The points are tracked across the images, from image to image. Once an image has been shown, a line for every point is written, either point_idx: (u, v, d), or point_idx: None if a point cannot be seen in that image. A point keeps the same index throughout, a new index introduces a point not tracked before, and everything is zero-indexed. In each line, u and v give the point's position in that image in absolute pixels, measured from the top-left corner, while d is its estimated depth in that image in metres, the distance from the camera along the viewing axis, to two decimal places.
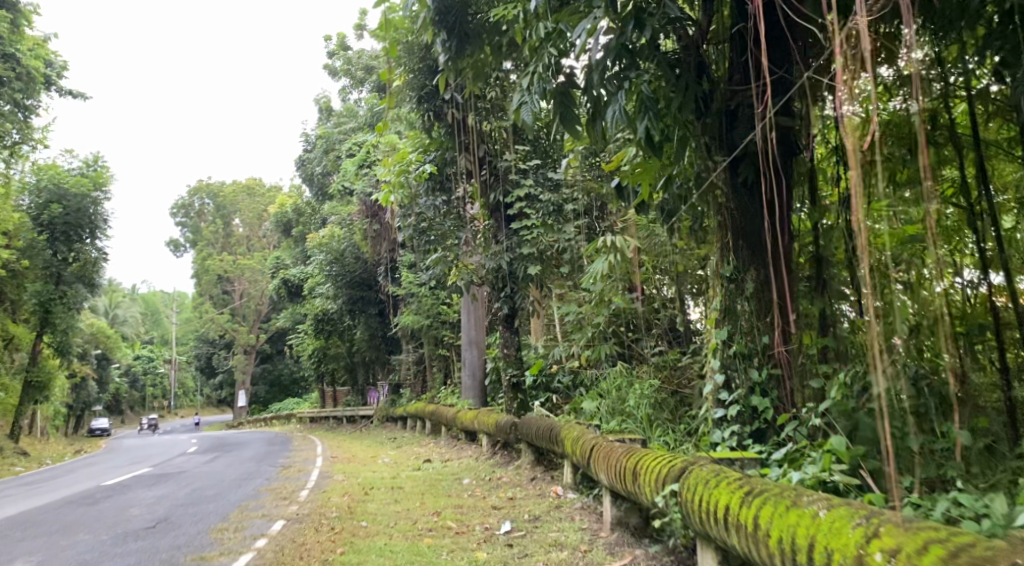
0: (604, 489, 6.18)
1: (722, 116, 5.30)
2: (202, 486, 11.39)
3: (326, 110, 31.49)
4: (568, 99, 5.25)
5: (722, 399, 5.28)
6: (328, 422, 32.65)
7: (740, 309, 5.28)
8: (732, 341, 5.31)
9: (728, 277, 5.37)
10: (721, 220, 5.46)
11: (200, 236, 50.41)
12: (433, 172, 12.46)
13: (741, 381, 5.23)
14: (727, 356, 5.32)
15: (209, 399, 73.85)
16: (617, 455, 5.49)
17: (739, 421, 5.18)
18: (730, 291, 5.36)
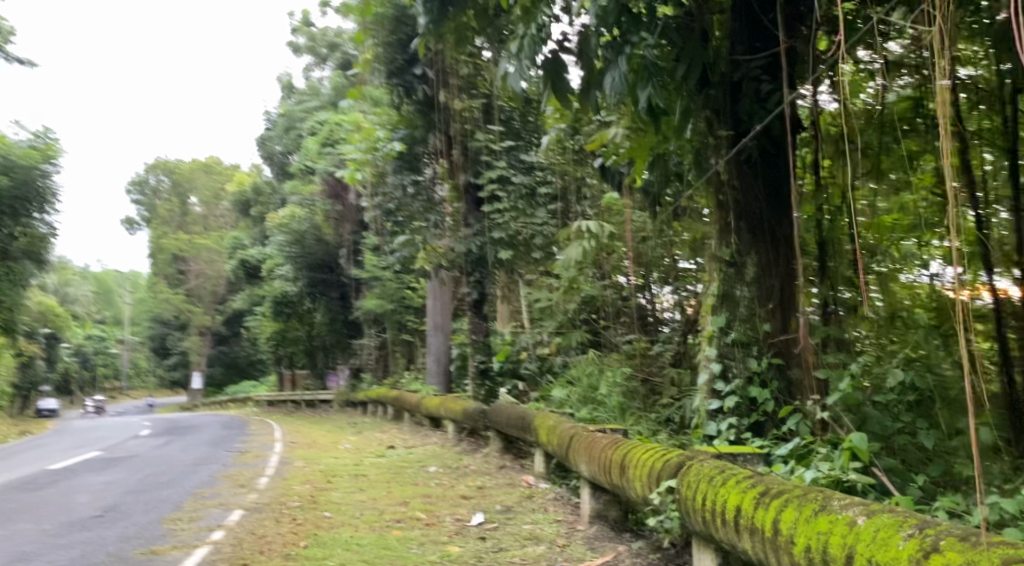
0: (582, 481, 5.90)
1: (726, 90, 5.49)
2: (153, 472, 10.89)
3: (288, 87, 30.76)
4: (557, 68, 4.98)
5: (718, 390, 5.28)
6: (285, 407, 32.03)
7: (740, 295, 5.48)
8: (730, 330, 5.43)
9: (728, 260, 5.56)
10: (720, 201, 5.67)
11: (155, 214, 49.16)
12: (401, 150, 12.08)
13: (738, 372, 5.30)
14: (725, 345, 5.37)
15: (163, 383, 72.37)
16: (601, 446, 5.22)
17: (736, 414, 5.15)
18: (728, 276, 5.55)
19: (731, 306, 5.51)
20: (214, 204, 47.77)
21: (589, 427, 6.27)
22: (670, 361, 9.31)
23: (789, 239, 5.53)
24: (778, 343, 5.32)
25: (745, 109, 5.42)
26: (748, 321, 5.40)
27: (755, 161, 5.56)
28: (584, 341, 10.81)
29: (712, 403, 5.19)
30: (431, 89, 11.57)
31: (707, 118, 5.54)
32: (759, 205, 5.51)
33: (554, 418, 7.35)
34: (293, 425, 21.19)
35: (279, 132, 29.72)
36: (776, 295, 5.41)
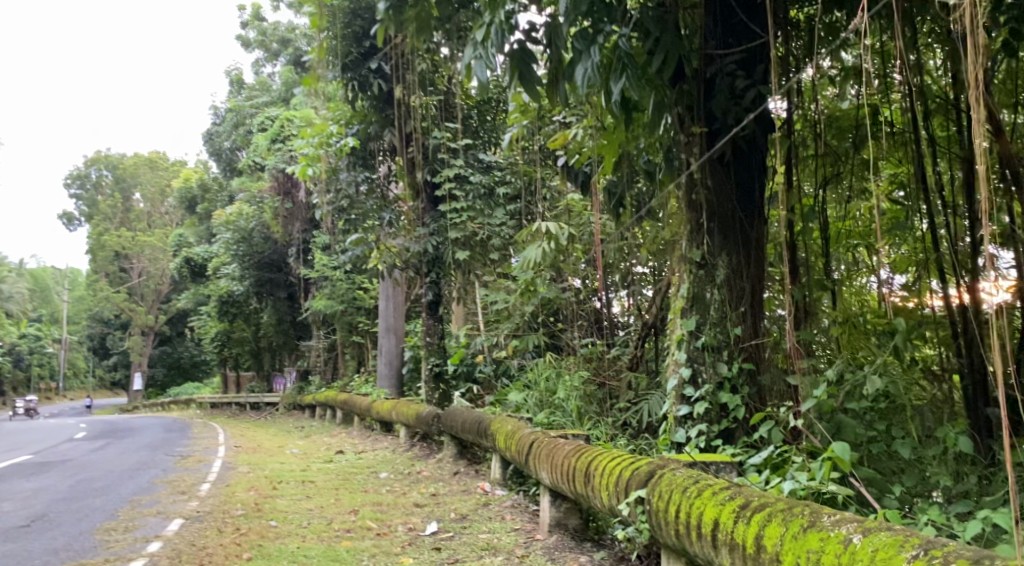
0: (542, 488, 5.71)
1: (700, 84, 5.51)
2: (87, 478, 10.42)
3: (237, 82, 30.08)
4: (525, 58, 4.90)
5: (688, 395, 5.32)
6: (230, 410, 31.27)
7: (710, 298, 5.45)
8: (700, 333, 5.43)
9: (698, 262, 5.51)
10: (690, 201, 5.59)
11: (97, 210, 47.74)
12: (354, 146, 11.81)
13: (707, 377, 5.34)
14: (694, 349, 5.39)
15: (102, 383, 70.33)
16: (564, 453, 5.04)
17: (707, 419, 5.24)
18: (699, 278, 5.52)
19: (700, 309, 5.48)
20: (159, 201, 46.55)
21: (551, 434, 6.08)
22: (627, 365, 9.17)
23: (760, 240, 5.57)
24: (748, 347, 5.34)
25: (719, 106, 5.44)
26: (719, 324, 5.39)
27: (729, 161, 5.59)
28: (540, 344, 10.82)
29: (682, 406, 5.29)
30: (388, 83, 11.41)
31: (679, 115, 5.56)
32: (731, 204, 5.54)
33: (513, 424, 7.16)
34: (238, 428, 20.63)
35: (228, 128, 29.17)
36: (747, 295, 5.43)
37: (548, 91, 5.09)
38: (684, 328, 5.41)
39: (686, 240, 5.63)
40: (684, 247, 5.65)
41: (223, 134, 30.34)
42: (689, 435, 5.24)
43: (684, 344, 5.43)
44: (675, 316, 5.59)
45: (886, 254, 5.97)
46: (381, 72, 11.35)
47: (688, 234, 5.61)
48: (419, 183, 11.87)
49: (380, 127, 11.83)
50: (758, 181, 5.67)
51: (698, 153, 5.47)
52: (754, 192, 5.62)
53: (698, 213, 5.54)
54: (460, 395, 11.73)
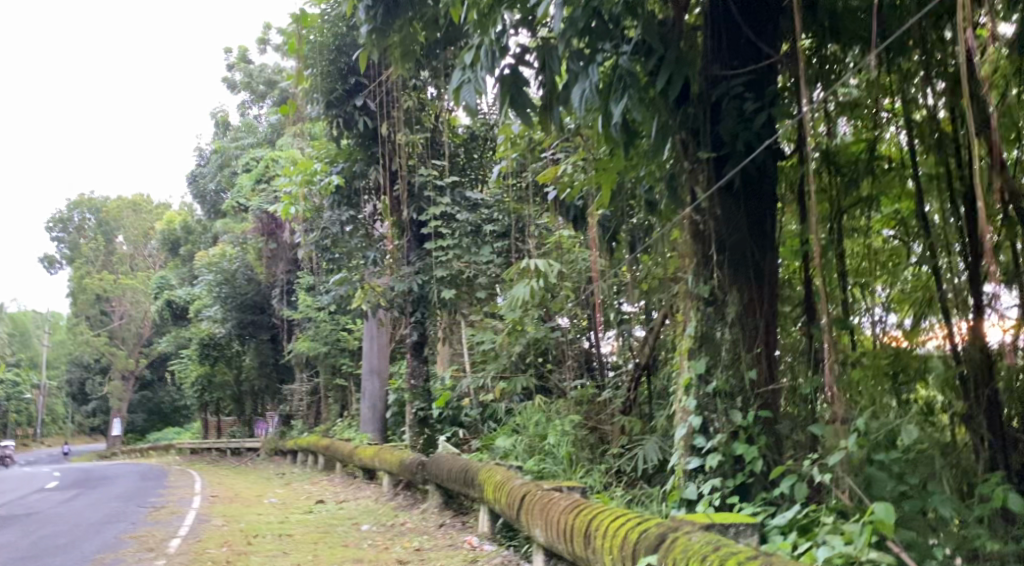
0: (535, 546, 5.30)
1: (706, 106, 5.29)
2: (53, 534, 9.89)
3: (222, 123, 29.84)
4: (518, 80, 4.69)
5: (700, 445, 5.16)
6: (210, 456, 30.48)
7: (721, 337, 5.26)
8: (712, 377, 5.24)
9: (706, 299, 5.32)
10: (697, 235, 5.40)
11: (79, 252, 47.14)
12: (339, 184, 11.49)
13: (720, 426, 5.15)
14: (704, 396, 5.22)
15: (81, 429, 68.94)
16: (559, 510, 4.65)
17: (720, 473, 5.04)
18: (709, 316, 5.32)
19: (710, 348, 5.31)
20: (142, 243, 45.97)
21: (545, 485, 5.69)
22: (619, 409, 8.79)
23: (773, 277, 5.28)
24: (763, 392, 5.11)
25: (727, 130, 5.23)
26: (731, 366, 5.19)
27: (738, 194, 5.31)
28: (529, 386, 10.48)
29: (693, 458, 5.12)
30: (374, 120, 11.04)
31: (683, 141, 5.38)
32: (741, 240, 5.26)
33: (503, 474, 6.74)
34: (217, 475, 19.99)
35: (213, 169, 28.88)
36: (761, 334, 5.18)
37: (542, 117, 4.89)
38: (693, 370, 5.23)
39: (693, 276, 5.45)
40: (691, 283, 5.46)
41: (208, 175, 30.02)
42: (701, 490, 5.03)
43: (693, 389, 5.26)
44: (684, 358, 5.39)
45: (880, 294, 5.80)
46: (366, 109, 11.06)
47: (695, 269, 5.43)
48: (405, 221, 11.55)
49: (365, 165, 11.51)
50: (770, 213, 5.35)
51: (706, 184, 5.30)
52: (767, 226, 5.33)
53: (707, 246, 5.35)
54: (445, 441, 11.30)
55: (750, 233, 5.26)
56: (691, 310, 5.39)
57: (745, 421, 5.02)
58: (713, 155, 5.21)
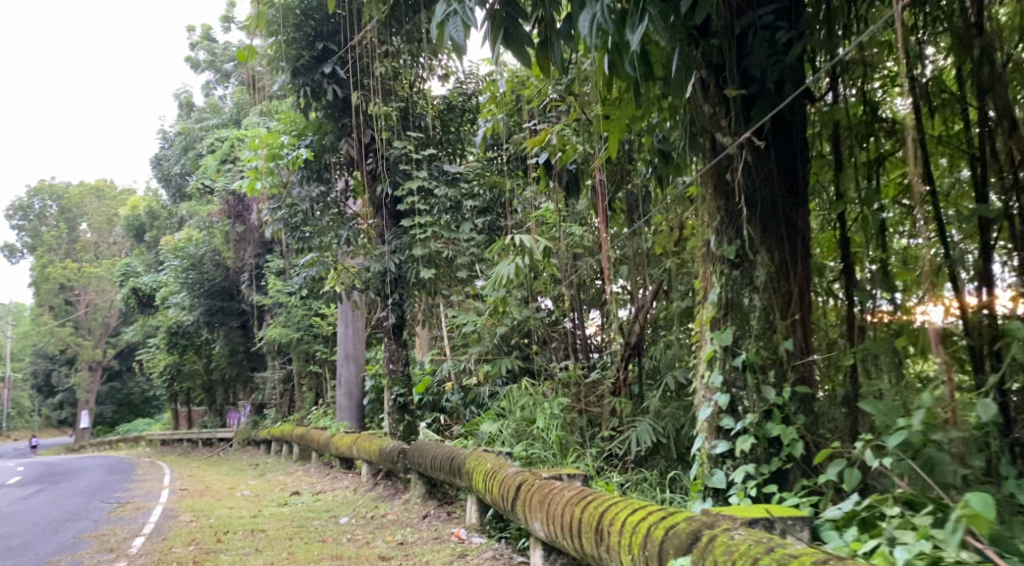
0: (533, 542, 4.83)
1: (733, 41, 4.89)
2: (6, 534, 9.25)
3: (187, 105, 28.89)
4: (511, 10, 4.23)
5: (728, 427, 4.73)
6: (182, 446, 29.76)
7: (748, 302, 4.87)
8: (739, 350, 4.83)
9: (733, 262, 4.93)
10: (719, 195, 5.06)
11: (41, 241, 45.82)
12: (308, 158, 10.86)
13: (750, 405, 4.74)
14: (733, 370, 4.81)
15: (49, 422, 67.58)
16: (564, 503, 4.18)
17: (754, 458, 4.65)
18: (735, 280, 4.94)
19: (737, 316, 4.90)
20: (106, 231, 44.70)
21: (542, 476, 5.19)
22: (608, 391, 8.40)
23: (806, 236, 4.95)
24: (796, 366, 4.77)
25: (757, 64, 4.84)
26: (763, 337, 4.79)
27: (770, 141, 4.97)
28: (513, 368, 10.04)
29: (720, 441, 4.71)
30: (344, 89, 10.47)
31: (703, 80, 5.05)
32: (773, 192, 4.92)
33: (495, 462, 6.23)
34: (187, 467, 19.37)
35: (177, 151, 28.01)
36: (794, 298, 4.84)
37: (540, 53, 4.38)
38: (717, 341, 4.84)
39: (715, 237, 5.08)
40: (713, 244, 5.09)
41: (172, 159, 29.08)
42: (731, 477, 4.64)
43: (717, 362, 4.87)
44: (706, 328, 5.00)
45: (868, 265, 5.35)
46: (336, 78, 10.46)
47: (718, 228, 5.07)
48: (379, 198, 10.93)
49: (336, 137, 10.91)
50: (802, 162, 5.03)
51: (733, 130, 4.93)
52: (800, 177, 5.01)
53: (734, 201, 4.98)
54: (426, 427, 10.84)
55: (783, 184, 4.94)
56: (713, 274, 5.02)
57: (779, 398, 4.63)
58: (743, 93, 4.83)
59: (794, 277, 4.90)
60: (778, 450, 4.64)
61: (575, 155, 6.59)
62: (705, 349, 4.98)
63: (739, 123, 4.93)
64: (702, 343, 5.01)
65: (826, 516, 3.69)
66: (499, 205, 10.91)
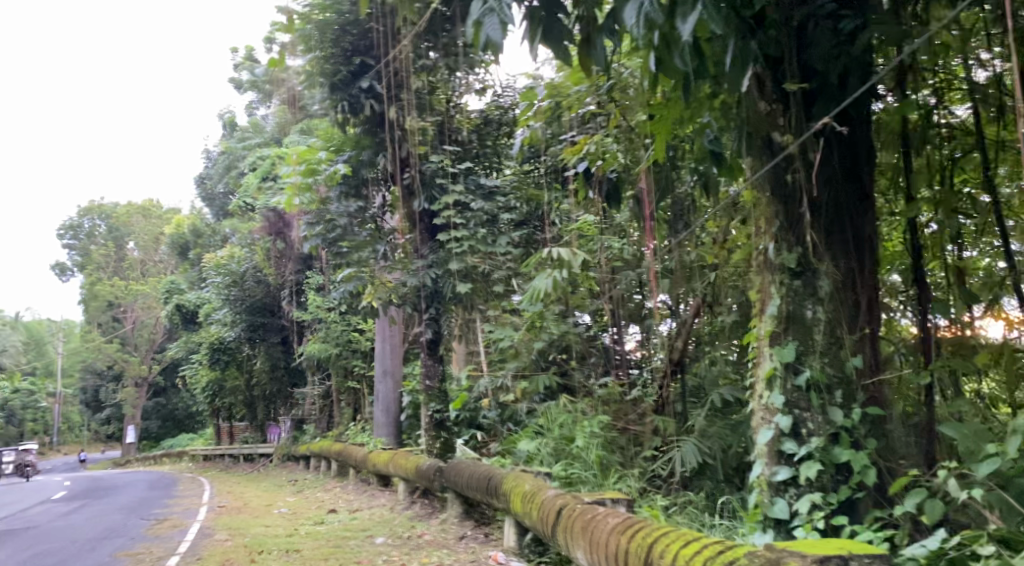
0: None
1: (793, 37, 4.81)
2: (46, 551, 9.23)
3: (229, 124, 29.22)
4: (551, 9, 4.10)
5: (789, 451, 4.54)
6: (223, 461, 29.91)
7: (811, 315, 4.71)
8: (802, 367, 4.66)
9: (795, 270, 4.79)
10: (778, 203, 4.92)
11: (90, 260, 46.70)
12: (346, 173, 10.77)
13: (814, 428, 4.55)
14: (792, 390, 4.63)
15: (96, 437, 68.71)
16: (613, 534, 3.97)
17: (819, 485, 4.44)
18: (797, 290, 4.77)
19: (799, 331, 4.73)
20: (152, 249, 45.41)
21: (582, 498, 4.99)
22: (651, 408, 8.32)
23: (870, 243, 4.98)
24: (868, 384, 4.68)
25: (819, 59, 4.75)
26: (828, 353, 4.64)
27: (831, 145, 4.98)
28: (552, 385, 9.83)
29: (782, 468, 4.50)
30: (381, 104, 10.34)
31: (760, 78, 4.96)
32: (837, 197, 4.92)
33: (533, 483, 6.03)
34: (227, 483, 19.40)
35: (220, 169, 28.34)
36: (863, 308, 4.82)
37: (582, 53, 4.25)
38: (778, 359, 4.66)
39: (773, 244, 4.92)
40: (770, 253, 4.92)
41: (215, 177, 29.40)
42: (796, 508, 4.43)
43: (778, 382, 4.67)
44: (766, 343, 4.78)
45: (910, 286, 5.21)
46: (373, 92, 10.35)
47: (777, 234, 4.91)
48: (416, 212, 10.83)
49: (373, 152, 10.82)
50: (864, 166, 5.05)
51: (792, 131, 4.86)
52: (862, 182, 5.03)
53: (796, 207, 4.88)
54: (463, 444, 10.67)
55: (848, 189, 4.95)
56: (771, 285, 4.84)
57: (848, 421, 4.48)
58: (805, 89, 4.77)
59: (860, 285, 4.89)
60: (847, 478, 4.46)
61: (615, 164, 6.42)
62: (764, 367, 4.76)
63: (800, 122, 4.86)
64: (760, 361, 4.80)
65: (911, 554, 3.62)
66: (536, 216, 10.96)
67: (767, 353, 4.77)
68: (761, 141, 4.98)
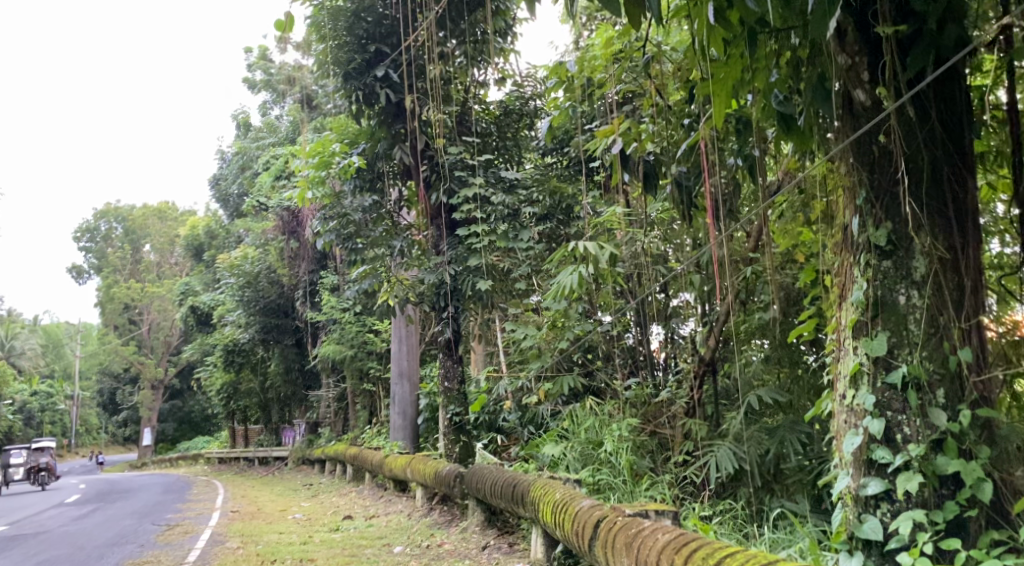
0: None
1: None
2: (53, 558, 8.92)
3: (244, 125, 28.97)
4: None
5: (882, 459, 4.09)
6: (239, 464, 29.69)
7: (903, 300, 4.16)
8: (894, 363, 4.15)
9: (883, 249, 4.24)
10: (862, 172, 4.36)
11: (107, 262, 46.72)
12: (361, 166, 10.38)
13: (912, 434, 4.05)
14: (883, 390, 4.15)
15: (115, 439, 68.86)
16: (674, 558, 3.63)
17: (921, 503, 3.97)
18: (887, 273, 4.23)
19: (891, 319, 4.19)
20: (168, 251, 45.32)
21: (624, 517, 4.61)
22: (682, 411, 7.91)
23: (976, 216, 4.21)
24: (976, 383, 4.02)
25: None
26: (928, 346, 4.09)
27: (930, 101, 4.24)
28: (576, 387, 9.41)
29: (874, 481, 4.06)
30: (397, 94, 9.96)
31: (840, 26, 4.35)
32: (936, 162, 4.19)
33: (565, 493, 5.63)
34: (241, 486, 19.13)
35: (234, 170, 28.11)
36: (967, 294, 4.11)
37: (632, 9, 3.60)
38: (867, 353, 4.20)
39: (857, 218, 4.40)
40: (854, 229, 4.42)
41: (230, 178, 29.18)
42: (893, 528, 3.96)
43: (865, 379, 4.22)
44: (849, 334, 4.34)
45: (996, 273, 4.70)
46: (389, 82, 9.95)
47: (862, 207, 4.37)
48: (434, 206, 10.52)
49: (389, 145, 10.41)
50: (968, 125, 4.28)
51: (883, 84, 4.24)
52: (967, 144, 4.27)
53: (886, 173, 4.27)
54: (483, 448, 10.26)
55: (949, 148, 4.20)
56: (856, 264, 4.37)
57: (955, 425, 3.94)
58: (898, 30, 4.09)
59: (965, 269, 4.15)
60: (952, 493, 3.96)
61: (651, 146, 5.96)
62: (848, 363, 4.33)
63: (893, 75, 4.21)
64: (842, 358, 4.40)
65: None
66: (560, 209, 10.20)
67: (851, 347, 4.32)
68: (842, 101, 4.44)
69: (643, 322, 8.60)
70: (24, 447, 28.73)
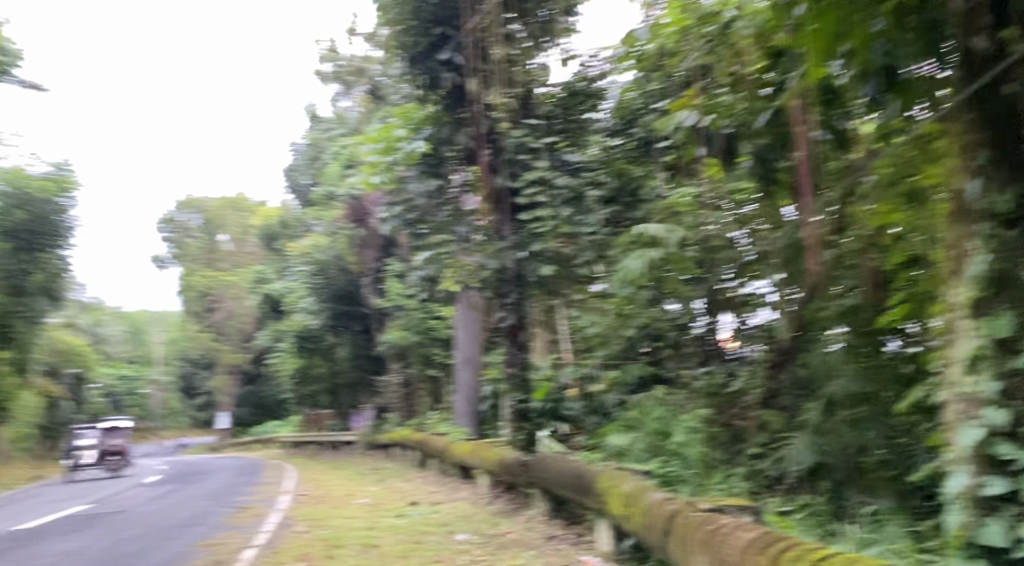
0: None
1: None
2: (128, 537, 9.13)
3: (313, 116, 29.31)
4: None
5: (1003, 454, 3.78)
6: (309, 448, 30.21)
7: None
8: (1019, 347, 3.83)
9: (1006, 214, 3.99)
10: (980, 129, 4.13)
11: (184, 252, 48.07)
12: (425, 151, 10.30)
13: None
14: (1008, 380, 3.81)
15: (193, 423, 71.09)
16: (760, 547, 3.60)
17: None
18: (1010, 241, 3.96)
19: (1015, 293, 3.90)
20: (242, 240, 46.34)
21: (697, 512, 4.43)
22: (757, 401, 7.67)
23: None
24: None
25: None
26: None
27: None
28: (644, 376, 9.14)
29: (999, 479, 3.75)
30: (461, 77, 9.84)
31: None
32: None
33: (633, 485, 5.48)
34: (311, 470, 19.41)
35: (304, 160, 28.51)
36: None
37: None
38: (989, 335, 3.85)
39: (973, 181, 4.13)
40: (969, 193, 4.14)
41: (300, 169, 29.61)
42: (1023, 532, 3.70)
43: (987, 365, 3.86)
44: (965, 314, 3.97)
45: None
46: (453, 65, 9.84)
47: (979, 168, 4.11)
48: (498, 190, 10.12)
49: (453, 128, 10.26)
50: None
51: (1010, 32, 4.03)
52: None
53: (1010, 131, 4.06)
54: (548, 436, 10.12)
55: None
56: (974, 233, 4.06)
57: None
58: None
59: None
60: None
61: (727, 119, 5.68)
62: (961, 347, 3.96)
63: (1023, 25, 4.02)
64: (952, 341, 4.02)
65: None
66: (627, 192, 10.03)
67: (968, 328, 3.94)
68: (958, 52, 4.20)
69: (713, 310, 8.26)
70: (91, 428, 25.00)
